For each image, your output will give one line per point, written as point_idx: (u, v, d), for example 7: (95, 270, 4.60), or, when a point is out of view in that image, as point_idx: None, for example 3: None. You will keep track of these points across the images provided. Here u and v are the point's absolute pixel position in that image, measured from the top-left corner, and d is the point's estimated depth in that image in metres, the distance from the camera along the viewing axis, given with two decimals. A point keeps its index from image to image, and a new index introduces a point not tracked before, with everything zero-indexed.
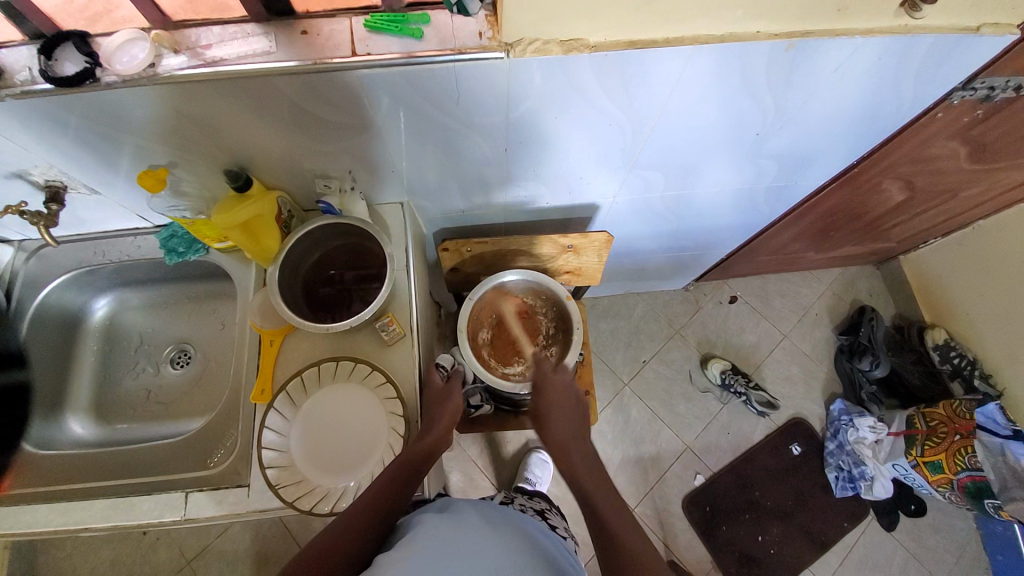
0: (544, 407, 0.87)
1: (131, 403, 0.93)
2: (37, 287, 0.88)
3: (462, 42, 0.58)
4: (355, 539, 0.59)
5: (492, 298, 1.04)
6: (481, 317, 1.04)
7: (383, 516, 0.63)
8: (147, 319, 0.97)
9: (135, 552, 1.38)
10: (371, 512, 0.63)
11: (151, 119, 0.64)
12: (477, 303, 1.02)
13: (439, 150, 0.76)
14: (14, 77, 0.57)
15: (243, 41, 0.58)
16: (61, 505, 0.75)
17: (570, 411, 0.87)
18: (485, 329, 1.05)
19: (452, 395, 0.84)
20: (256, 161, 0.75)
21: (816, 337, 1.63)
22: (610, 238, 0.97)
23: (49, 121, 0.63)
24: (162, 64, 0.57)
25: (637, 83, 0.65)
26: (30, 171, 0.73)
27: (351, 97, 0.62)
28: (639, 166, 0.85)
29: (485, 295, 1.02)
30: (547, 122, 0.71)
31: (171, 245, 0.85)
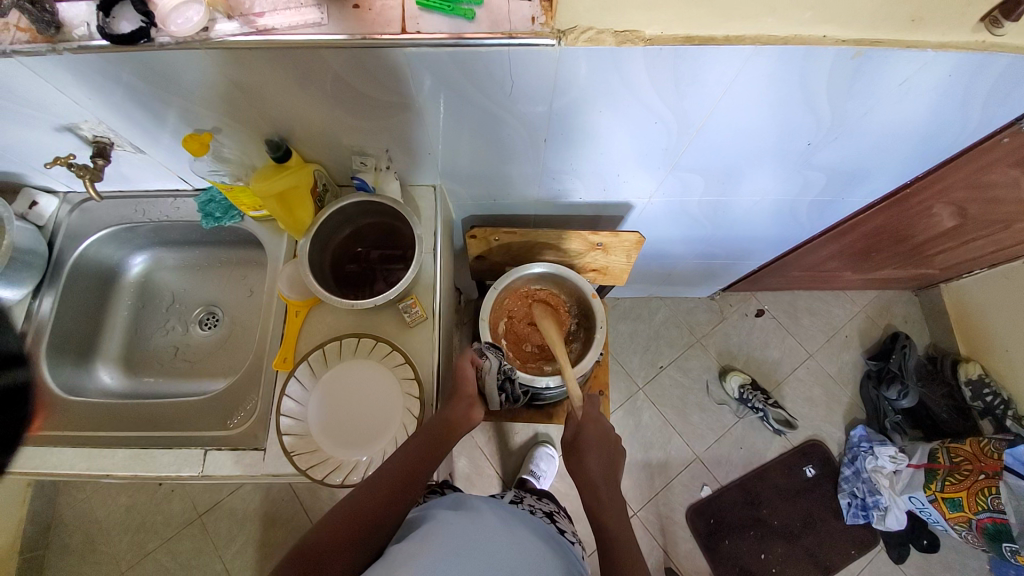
0: (582, 421, 0.84)
1: (159, 359, 0.96)
2: (79, 239, 0.90)
3: (513, 27, 0.56)
4: (379, 506, 0.62)
5: (515, 291, 1.04)
6: (502, 309, 1.03)
7: (410, 488, 0.65)
8: (179, 280, 1.00)
9: (151, 501, 1.44)
10: (397, 485, 0.64)
11: (201, 84, 0.65)
12: (499, 294, 1.02)
13: (477, 135, 0.75)
14: (72, 32, 0.58)
15: (295, 10, 0.57)
16: (87, 449, 0.78)
17: (604, 439, 0.82)
18: (504, 323, 1.03)
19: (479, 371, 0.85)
20: (297, 133, 0.75)
21: (843, 360, 1.58)
22: (640, 239, 0.94)
23: (102, 77, 0.64)
24: (215, 29, 0.58)
25: (688, 81, 0.62)
26: (80, 125, 0.74)
27: (396, 75, 0.62)
28: (678, 168, 0.83)
29: (508, 288, 1.03)
30: (590, 116, 0.69)
31: (209, 209, 0.87)
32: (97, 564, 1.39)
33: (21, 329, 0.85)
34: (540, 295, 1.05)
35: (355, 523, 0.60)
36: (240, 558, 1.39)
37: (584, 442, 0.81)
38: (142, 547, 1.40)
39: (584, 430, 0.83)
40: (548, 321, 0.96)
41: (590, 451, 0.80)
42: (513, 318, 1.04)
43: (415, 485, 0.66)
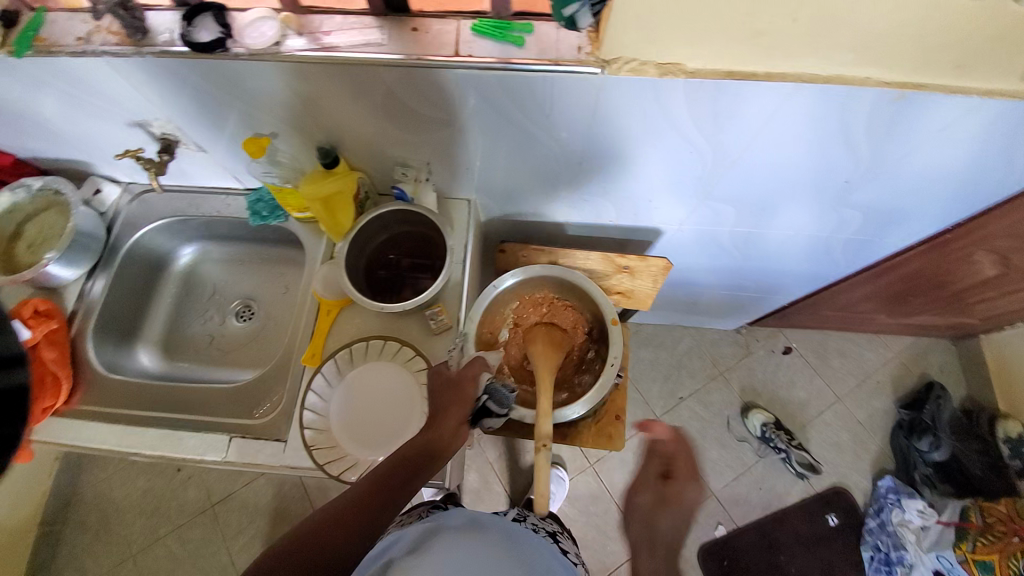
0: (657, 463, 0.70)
1: (196, 346, 1.00)
2: (135, 228, 0.97)
3: (560, 54, 0.59)
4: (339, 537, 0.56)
5: (531, 299, 0.96)
6: (511, 315, 0.95)
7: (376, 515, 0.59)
8: (222, 272, 1.05)
9: (168, 486, 1.48)
10: (362, 510, 0.58)
11: (264, 92, 0.70)
12: (511, 298, 0.95)
13: (516, 154, 0.78)
14: (156, 37, 0.65)
15: (358, 30, 0.62)
16: (120, 427, 0.82)
17: (675, 486, 0.68)
18: (509, 330, 0.95)
19: (464, 381, 0.73)
20: (346, 142, 0.80)
21: (872, 406, 1.52)
22: (668, 265, 0.96)
23: (178, 80, 0.70)
24: (285, 44, 0.63)
25: (726, 115, 0.64)
26: (152, 122, 0.81)
27: (445, 94, 0.66)
28: (711, 197, 0.83)
29: (522, 292, 0.95)
30: (625, 142, 0.71)
31: (256, 208, 0.92)
32: (110, 543, 1.43)
33: (72, 308, 0.90)
34: (560, 311, 0.96)
35: (306, 554, 0.54)
36: (246, 552, 1.41)
37: (651, 485, 0.68)
38: (156, 530, 1.44)
39: (663, 475, 0.69)
40: (539, 345, 0.87)
41: (657, 503, 0.66)
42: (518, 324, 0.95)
43: (382, 510, 0.59)
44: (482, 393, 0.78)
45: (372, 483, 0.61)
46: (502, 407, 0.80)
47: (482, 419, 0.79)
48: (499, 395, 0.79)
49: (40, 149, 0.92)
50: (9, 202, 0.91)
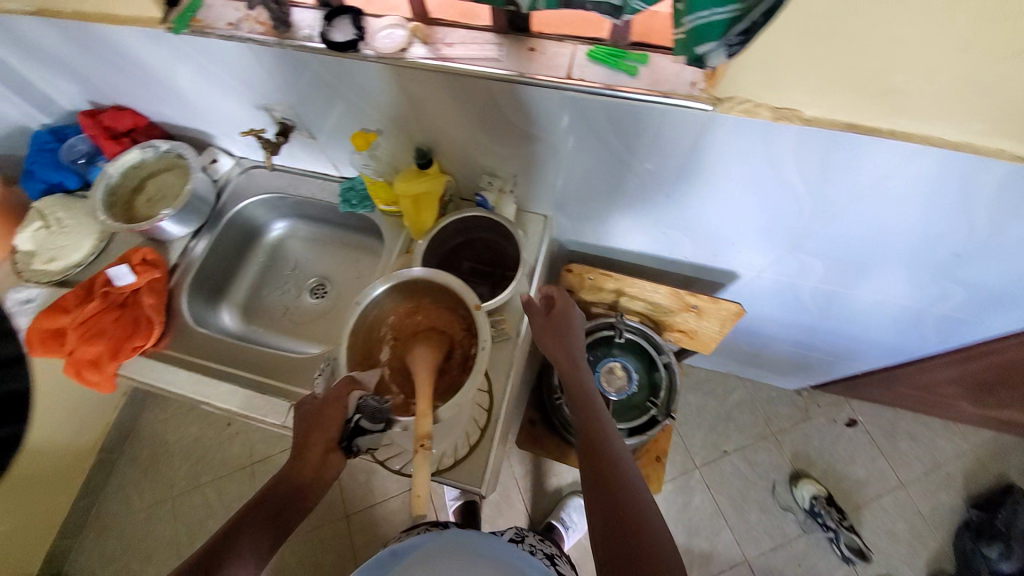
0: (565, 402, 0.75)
1: (272, 313, 1.07)
2: (240, 198, 1.06)
3: (672, 87, 0.59)
4: None
5: (404, 309, 0.77)
6: (386, 330, 0.76)
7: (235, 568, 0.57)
8: (304, 250, 1.12)
9: (215, 438, 1.58)
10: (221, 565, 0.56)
11: (378, 91, 0.75)
12: (381, 310, 0.76)
13: (603, 179, 0.78)
14: (298, 31, 0.71)
15: (477, 45, 0.66)
16: (198, 376, 0.89)
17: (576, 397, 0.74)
18: (389, 349, 0.75)
19: (336, 406, 0.69)
20: (442, 145, 0.84)
21: (941, 501, 1.37)
22: (740, 311, 0.90)
23: (305, 72, 0.77)
24: (409, 50, 0.67)
25: (835, 167, 0.62)
26: (274, 106, 0.88)
27: (548, 112, 0.68)
28: (800, 249, 0.80)
29: (392, 301, 0.76)
30: (719, 181, 0.70)
31: (348, 196, 0.98)
32: (157, 480, 1.53)
33: (176, 261, 0.99)
34: (429, 310, 0.77)
35: None
36: None
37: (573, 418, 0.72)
38: (197, 477, 1.53)
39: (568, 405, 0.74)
40: (415, 351, 0.70)
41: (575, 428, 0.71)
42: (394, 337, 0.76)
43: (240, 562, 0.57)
44: (354, 412, 0.69)
45: (237, 528, 0.61)
46: (377, 422, 0.68)
47: (354, 439, 0.69)
48: (370, 408, 0.68)
49: (172, 117, 1.02)
50: (139, 158, 1.01)
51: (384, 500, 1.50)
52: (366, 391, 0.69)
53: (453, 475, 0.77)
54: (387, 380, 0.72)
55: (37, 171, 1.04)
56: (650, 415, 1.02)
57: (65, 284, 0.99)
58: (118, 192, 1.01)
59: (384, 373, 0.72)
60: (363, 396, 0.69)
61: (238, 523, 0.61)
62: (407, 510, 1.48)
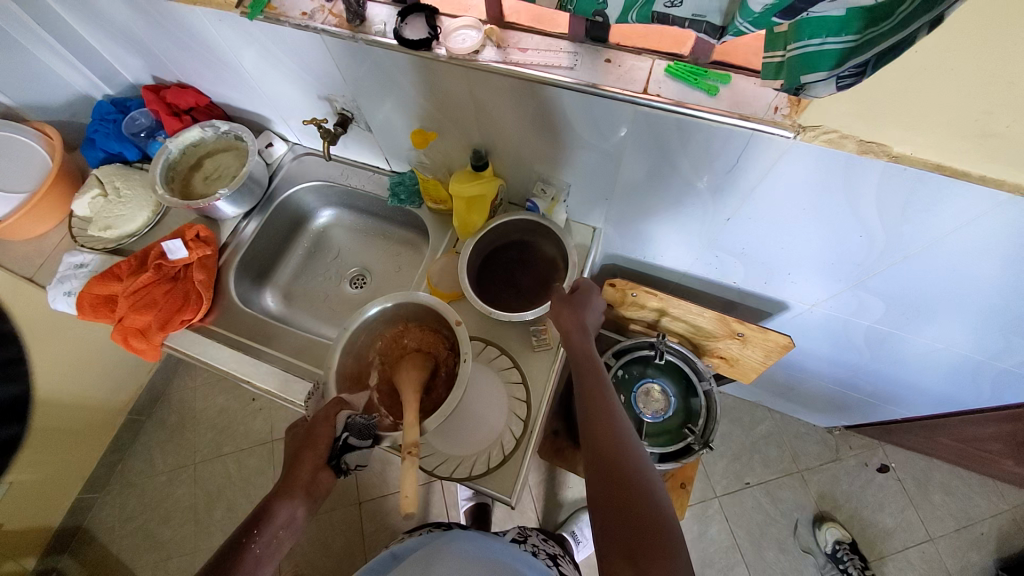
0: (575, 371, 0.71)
1: (312, 298, 1.09)
2: (292, 183, 1.08)
3: (752, 111, 0.57)
4: None
5: (392, 331, 0.75)
6: (374, 354, 0.74)
7: None
8: (348, 240, 1.14)
9: (239, 412, 1.61)
10: None
11: (443, 91, 0.75)
12: (369, 334, 0.74)
13: (662, 196, 0.77)
14: (371, 26, 0.71)
15: (551, 52, 0.65)
16: (238, 354, 0.90)
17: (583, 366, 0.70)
18: (377, 372, 0.72)
19: (321, 430, 0.65)
20: (499, 148, 0.83)
21: (975, 563, 1.30)
22: (789, 345, 0.87)
23: (374, 67, 0.76)
24: (482, 53, 0.67)
25: (917, 207, 0.59)
26: (336, 97, 0.89)
27: (616, 125, 0.67)
28: (861, 286, 0.77)
29: (378, 325, 0.75)
30: (785, 209, 0.68)
31: (397, 190, 0.99)
32: (180, 448, 1.58)
33: (226, 240, 1.01)
34: (416, 331, 0.74)
35: None
36: None
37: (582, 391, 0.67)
38: (219, 448, 1.57)
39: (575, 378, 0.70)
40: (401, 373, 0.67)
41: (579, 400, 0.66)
42: (384, 359, 0.73)
43: None
44: (342, 430, 0.65)
45: (226, 559, 0.56)
46: (367, 438, 0.66)
47: (343, 457, 0.65)
48: (358, 428, 0.65)
49: (234, 99, 1.04)
50: (198, 137, 1.04)
51: (396, 492, 1.50)
52: (352, 411, 0.66)
53: (483, 481, 0.76)
54: (376, 403, 0.69)
55: (99, 140, 1.07)
56: (686, 442, 1.00)
57: (119, 252, 1.02)
58: (176, 168, 1.03)
59: (371, 396, 0.70)
60: (352, 414, 0.66)
61: (228, 549, 0.57)
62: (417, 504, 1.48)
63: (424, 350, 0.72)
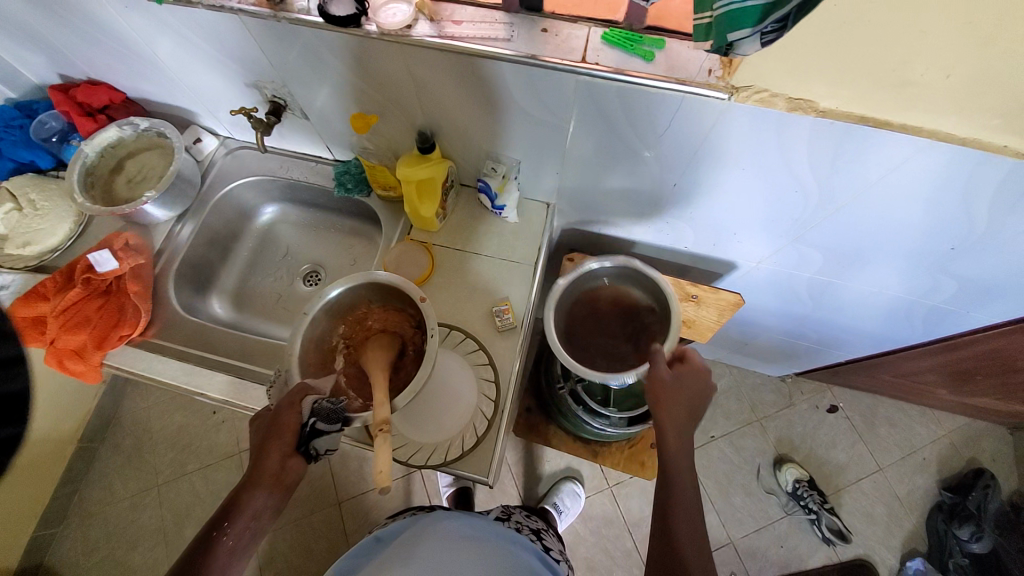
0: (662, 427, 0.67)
1: (263, 300, 1.04)
2: (227, 180, 1.01)
3: (688, 74, 0.58)
4: None
5: (354, 315, 0.72)
6: (337, 338, 0.71)
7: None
8: (296, 236, 1.09)
9: (200, 426, 1.54)
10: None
11: (379, 70, 0.72)
12: (329, 318, 0.71)
13: (610, 167, 0.77)
14: (293, 4, 0.67)
15: (487, 24, 0.63)
16: (189, 366, 0.85)
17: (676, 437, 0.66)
18: (343, 357, 0.69)
19: (286, 415, 0.62)
20: (445, 129, 0.81)
21: (916, 484, 1.44)
22: (739, 301, 0.92)
23: (302, 48, 0.72)
24: (415, 28, 0.64)
25: (846, 160, 0.62)
26: (265, 85, 0.84)
27: (559, 97, 0.66)
28: (802, 240, 0.81)
29: (339, 308, 0.72)
30: (726, 171, 0.70)
31: (342, 179, 0.95)
32: (139, 471, 1.49)
33: (160, 246, 0.94)
34: (380, 312, 0.73)
35: None
36: None
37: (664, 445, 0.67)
38: (182, 465, 1.50)
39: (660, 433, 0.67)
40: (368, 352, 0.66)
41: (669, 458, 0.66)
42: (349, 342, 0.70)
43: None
44: (308, 416, 0.62)
45: (198, 553, 0.56)
46: (334, 423, 0.62)
47: (311, 442, 0.63)
48: (324, 413, 0.62)
49: (153, 94, 0.96)
50: (116, 137, 0.96)
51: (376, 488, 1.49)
52: (318, 396, 0.63)
53: (459, 465, 0.77)
54: (343, 386, 0.67)
55: (5, 149, 0.98)
56: None
57: (41, 269, 0.94)
58: (96, 172, 0.95)
59: (337, 380, 0.67)
60: (317, 398, 0.63)
61: (200, 542, 0.57)
62: (399, 496, 1.48)
63: (390, 330, 0.70)
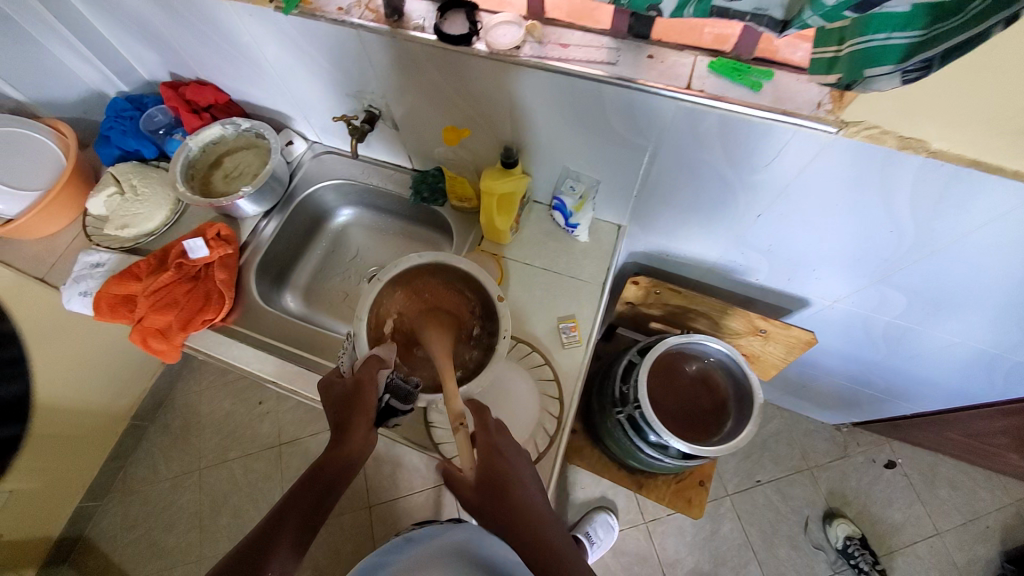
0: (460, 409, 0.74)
1: (331, 298, 1.07)
2: (312, 182, 1.07)
3: (796, 106, 0.58)
4: None
5: (410, 286, 0.78)
6: (395, 307, 0.77)
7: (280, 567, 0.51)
8: (366, 240, 1.13)
9: (245, 416, 1.58)
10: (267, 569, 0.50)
11: (478, 86, 0.75)
12: (391, 288, 0.77)
13: (694, 193, 0.78)
14: (410, 21, 0.71)
15: (595, 48, 0.65)
16: (264, 354, 0.89)
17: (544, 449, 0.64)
18: (394, 321, 0.77)
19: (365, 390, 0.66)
20: (530, 146, 0.84)
21: (978, 554, 1.33)
22: (812, 340, 0.88)
23: (409, 62, 0.76)
24: (524, 49, 0.67)
25: (948, 203, 0.61)
26: (364, 95, 0.89)
27: (656, 122, 0.68)
28: (885, 281, 0.79)
29: (400, 279, 0.77)
30: (817, 205, 0.69)
31: (419, 188, 0.99)
32: (184, 453, 1.54)
33: (246, 240, 1.00)
34: (436, 287, 0.79)
35: None
36: None
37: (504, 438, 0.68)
38: (225, 453, 1.53)
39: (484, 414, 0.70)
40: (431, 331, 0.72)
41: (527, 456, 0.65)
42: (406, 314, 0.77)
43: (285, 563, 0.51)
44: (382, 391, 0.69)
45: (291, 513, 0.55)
46: (407, 401, 0.70)
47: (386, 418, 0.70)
48: (399, 390, 0.69)
49: (256, 97, 1.04)
50: (219, 134, 1.02)
51: (408, 495, 1.49)
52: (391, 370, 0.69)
53: None
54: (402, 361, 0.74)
55: (113, 137, 1.05)
56: None
57: (135, 251, 1.00)
58: (196, 166, 1.02)
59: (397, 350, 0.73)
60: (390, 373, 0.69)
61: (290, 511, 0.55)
62: (430, 506, 1.47)
63: (446, 310, 0.78)
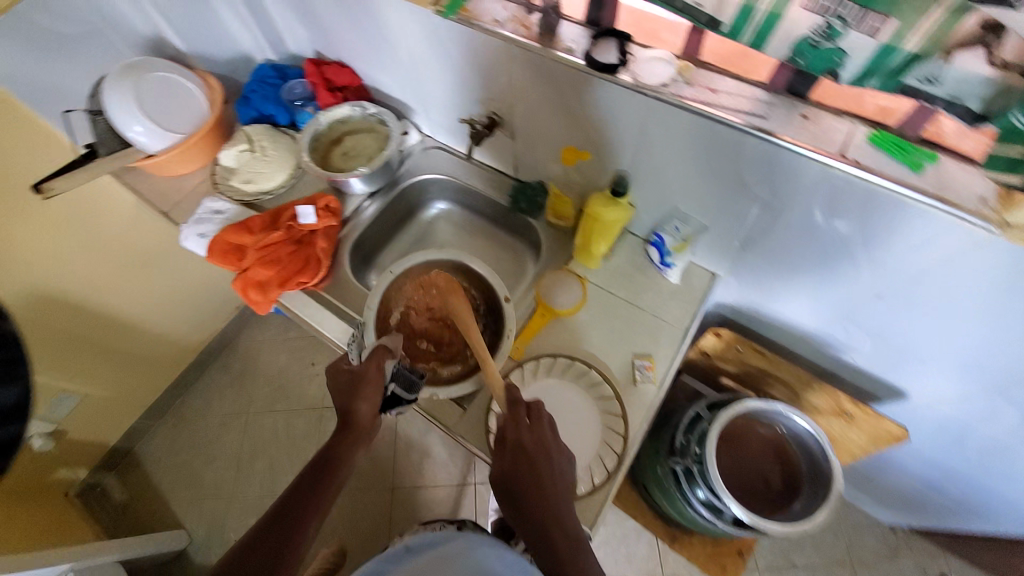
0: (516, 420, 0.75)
1: None
2: (418, 172, 1.12)
3: (960, 197, 0.54)
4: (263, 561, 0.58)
5: (417, 280, 0.87)
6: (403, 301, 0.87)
7: (295, 533, 0.61)
8: (453, 235, 1.16)
9: (298, 373, 1.66)
10: (281, 535, 0.61)
11: (609, 113, 0.76)
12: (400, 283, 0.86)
13: (812, 257, 0.75)
14: (560, 42, 0.71)
15: (746, 97, 0.63)
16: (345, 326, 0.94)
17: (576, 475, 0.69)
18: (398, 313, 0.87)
19: (370, 374, 0.72)
20: (643, 178, 0.83)
21: None
22: (903, 437, 0.84)
23: (546, 78, 0.78)
24: (671, 86, 0.66)
25: None
26: (489, 101, 0.92)
27: (794, 180, 0.66)
28: (1004, 394, 0.72)
29: (411, 274, 0.86)
30: (949, 298, 0.65)
31: (517, 197, 1.00)
32: (238, 395, 1.64)
33: (348, 216, 1.05)
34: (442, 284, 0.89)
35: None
36: None
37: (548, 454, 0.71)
38: (273, 404, 1.62)
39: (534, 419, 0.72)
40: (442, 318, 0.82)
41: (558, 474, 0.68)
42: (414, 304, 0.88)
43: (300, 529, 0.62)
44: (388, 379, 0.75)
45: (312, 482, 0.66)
46: (411, 389, 0.76)
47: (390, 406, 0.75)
48: (405, 379, 0.76)
49: (385, 84, 1.10)
50: (346, 114, 1.09)
51: (430, 487, 1.51)
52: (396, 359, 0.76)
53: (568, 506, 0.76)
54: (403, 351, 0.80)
55: (255, 100, 1.15)
56: None
57: (252, 205, 1.09)
58: (320, 139, 1.09)
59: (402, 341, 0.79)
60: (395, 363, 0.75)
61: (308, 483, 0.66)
62: (448, 503, 1.48)
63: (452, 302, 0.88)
